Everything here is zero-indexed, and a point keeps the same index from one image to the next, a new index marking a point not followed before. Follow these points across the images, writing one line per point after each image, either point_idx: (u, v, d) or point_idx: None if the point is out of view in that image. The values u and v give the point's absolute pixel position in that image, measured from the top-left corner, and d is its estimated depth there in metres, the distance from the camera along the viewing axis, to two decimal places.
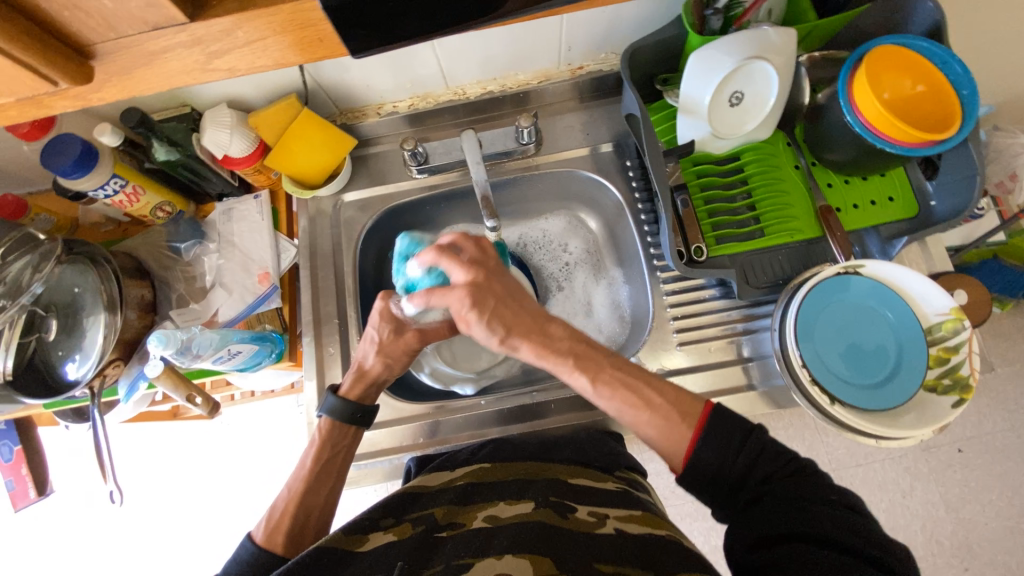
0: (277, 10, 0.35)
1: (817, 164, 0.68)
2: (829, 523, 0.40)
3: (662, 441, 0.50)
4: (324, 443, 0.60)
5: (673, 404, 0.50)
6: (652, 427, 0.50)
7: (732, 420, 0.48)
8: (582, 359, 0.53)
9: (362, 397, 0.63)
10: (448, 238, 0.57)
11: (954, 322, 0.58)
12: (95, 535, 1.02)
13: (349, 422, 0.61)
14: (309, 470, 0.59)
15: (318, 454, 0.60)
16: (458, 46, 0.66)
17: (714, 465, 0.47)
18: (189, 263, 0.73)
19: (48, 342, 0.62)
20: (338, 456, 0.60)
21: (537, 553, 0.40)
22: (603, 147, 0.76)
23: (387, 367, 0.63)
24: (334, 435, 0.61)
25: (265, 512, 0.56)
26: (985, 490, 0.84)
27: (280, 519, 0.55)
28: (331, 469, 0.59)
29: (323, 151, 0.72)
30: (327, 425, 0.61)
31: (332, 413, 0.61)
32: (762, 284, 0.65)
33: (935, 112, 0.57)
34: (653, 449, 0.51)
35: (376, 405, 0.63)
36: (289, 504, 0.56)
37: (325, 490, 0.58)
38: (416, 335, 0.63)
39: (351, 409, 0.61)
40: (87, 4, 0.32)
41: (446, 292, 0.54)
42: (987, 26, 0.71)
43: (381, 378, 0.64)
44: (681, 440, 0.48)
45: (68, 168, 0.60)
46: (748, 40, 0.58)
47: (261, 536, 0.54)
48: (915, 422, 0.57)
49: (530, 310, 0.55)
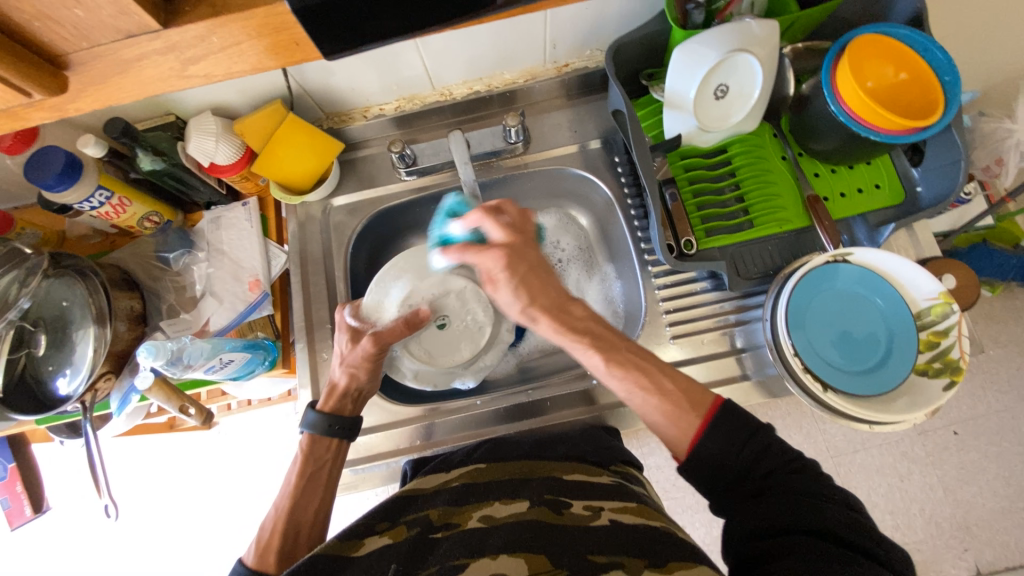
0: (251, 14, 0.34)
1: (804, 154, 0.69)
2: (832, 518, 0.41)
3: (668, 426, 0.49)
4: (307, 459, 0.60)
5: (676, 396, 0.50)
6: (658, 412, 0.50)
7: (739, 416, 0.48)
8: (600, 341, 0.52)
9: (338, 410, 0.62)
10: (494, 202, 0.57)
11: (943, 306, 0.58)
12: (93, 549, 1.01)
13: (328, 435, 0.61)
14: (294, 487, 0.58)
15: (302, 469, 0.59)
16: (442, 46, 0.65)
17: (719, 458, 0.46)
18: (178, 272, 0.73)
19: (39, 357, 0.61)
20: (324, 468, 0.60)
21: (532, 551, 0.40)
22: (592, 144, 0.77)
23: (355, 377, 0.62)
24: (316, 449, 0.61)
25: (255, 535, 0.56)
26: (981, 472, 0.84)
27: (270, 539, 0.55)
28: (316, 483, 0.59)
29: (309, 156, 0.72)
30: (308, 442, 0.61)
31: (313, 428, 0.61)
32: (752, 275, 0.65)
33: (918, 100, 0.57)
34: (657, 434, 0.51)
35: (356, 416, 0.63)
36: (278, 521, 0.56)
37: (314, 505, 0.58)
38: (371, 339, 0.62)
39: (328, 422, 0.61)
40: (57, 14, 0.32)
41: (482, 251, 0.54)
42: (968, 13, 0.71)
43: (353, 389, 0.63)
44: (688, 428, 0.48)
45: (52, 181, 0.59)
46: (731, 32, 0.58)
47: (252, 559, 0.53)
48: (908, 406, 0.57)
49: (555, 284, 0.54)
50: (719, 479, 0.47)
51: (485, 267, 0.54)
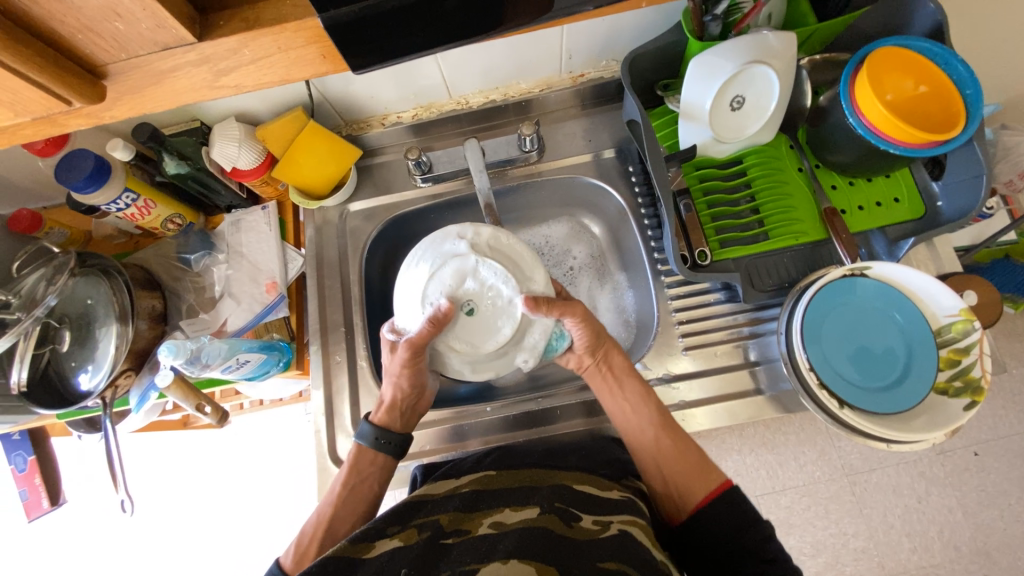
0: (282, 29, 0.36)
1: (821, 167, 0.68)
2: None
3: (683, 484, 0.55)
4: (352, 469, 0.60)
5: (694, 456, 0.56)
6: (678, 468, 0.56)
7: (739, 507, 0.51)
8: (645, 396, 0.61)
9: (389, 423, 0.62)
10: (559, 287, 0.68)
11: (964, 323, 0.57)
12: (107, 543, 1.03)
13: (374, 449, 0.61)
14: (337, 496, 0.59)
15: (346, 479, 0.60)
16: (460, 55, 0.66)
17: (722, 529, 0.50)
18: (199, 273, 0.75)
19: (62, 353, 0.63)
20: (367, 481, 0.61)
21: (543, 562, 0.39)
22: (606, 153, 0.77)
23: (400, 387, 0.62)
24: (361, 459, 0.61)
25: (294, 537, 0.57)
26: (1002, 495, 0.82)
27: (308, 544, 0.56)
28: (359, 496, 0.60)
29: (327, 161, 0.74)
30: (356, 451, 0.62)
31: (363, 439, 0.61)
32: (767, 288, 0.65)
33: (939, 113, 0.57)
34: (670, 490, 0.56)
35: (406, 432, 0.62)
36: (318, 528, 0.57)
37: (353, 516, 0.59)
38: (404, 347, 0.59)
39: (374, 435, 0.61)
40: (99, 27, 0.33)
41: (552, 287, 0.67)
42: (991, 26, 0.70)
43: (405, 399, 0.63)
44: (702, 490, 0.54)
45: (81, 183, 0.61)
46: (749, 45, 0.58)
47: (290, 562, 0.54)
48: (927, 425, 0.56)
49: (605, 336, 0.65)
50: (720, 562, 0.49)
51: (565, 312, 0.61)
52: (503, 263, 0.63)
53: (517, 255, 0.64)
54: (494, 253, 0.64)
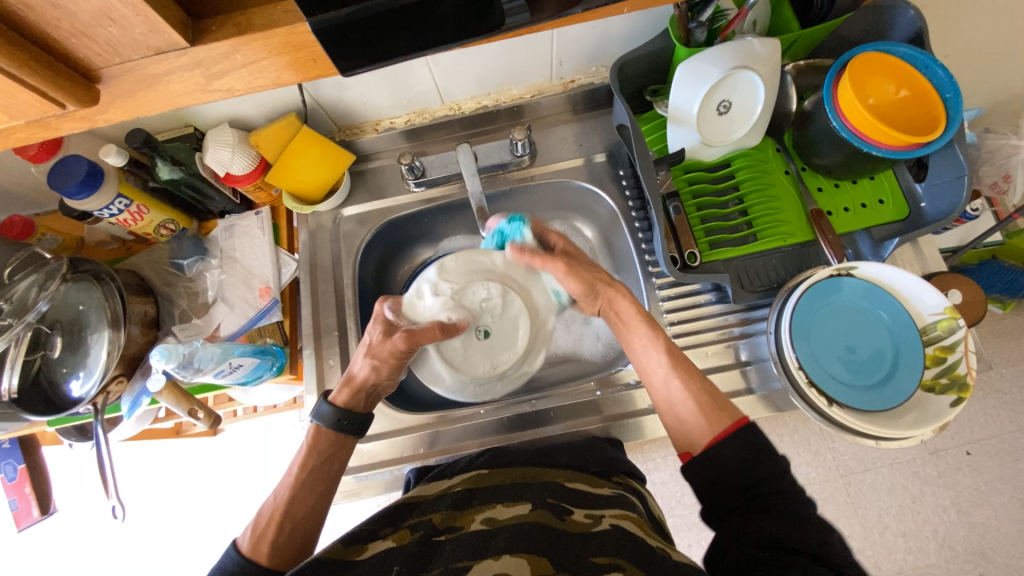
0: (273, 34, 0.37)
1: (807, 169, 0.70)
2: (839, 553, 0.39)
3: (698, 420, 0.53)
4: (311, 450, 0.58)
5: (709, 394, 0.54)
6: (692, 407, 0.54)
7: (756, 441, 0.48)
8: (662, 340, 0.59)
9: (349, 404, 0.61)
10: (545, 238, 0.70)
11: (948, 321, 0.58)
12: (98, 554, 1.01)
13: (337, 430, 0.59)
14: (295, 479, 0.56)
15: (305, 461, 0.58)
16: (452, 62, 0.67)
17: (731, 465, 0.47)
18: (192, 278, 0.75)
19: (54, 359, 0.63)
20: (330, 463, 0.59)
21: (535, 553, 0.40)
22: (597, 157, 0.78)
23: (375, 370, 0.60)
24: (320, 441, 0.59)
25: (252, 518, 0.54)
26: (996, 494, 0.83)
27: (266, 527, 0.52)
28: (317, 479, 0.57)
29: (321, 166, 0.74)
30: (314, 433, 0.59)
31: (322, 420, 0.59)
32: (756, 288, 0.66)
33: (920, 116, 0.58)
34: (685, 430, 0.54)
35: (366, 414, 0.61)
36: (276, 510, 0.54)
37: (311, 501, 0.56)
38: (402, 336, 0.60)
39: (337, 416, 0.59)
40: (93, 32, 0.34)
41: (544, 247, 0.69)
42: (971, 33, 0.72)
43: (369, 384, 0.61)
44: (716, 427, 0.51)
45: (73, 189, 0.61)
46: (734, 51, 0.59)
47: (246, 545, 0.52)
48: (915, 422, 0.57)
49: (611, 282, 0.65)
50: (725, 494, 0.47)
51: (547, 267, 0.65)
52: (477, 279, 0.68)
53: (480, 258, 0.69)
54: (467, 278, 0.68)
